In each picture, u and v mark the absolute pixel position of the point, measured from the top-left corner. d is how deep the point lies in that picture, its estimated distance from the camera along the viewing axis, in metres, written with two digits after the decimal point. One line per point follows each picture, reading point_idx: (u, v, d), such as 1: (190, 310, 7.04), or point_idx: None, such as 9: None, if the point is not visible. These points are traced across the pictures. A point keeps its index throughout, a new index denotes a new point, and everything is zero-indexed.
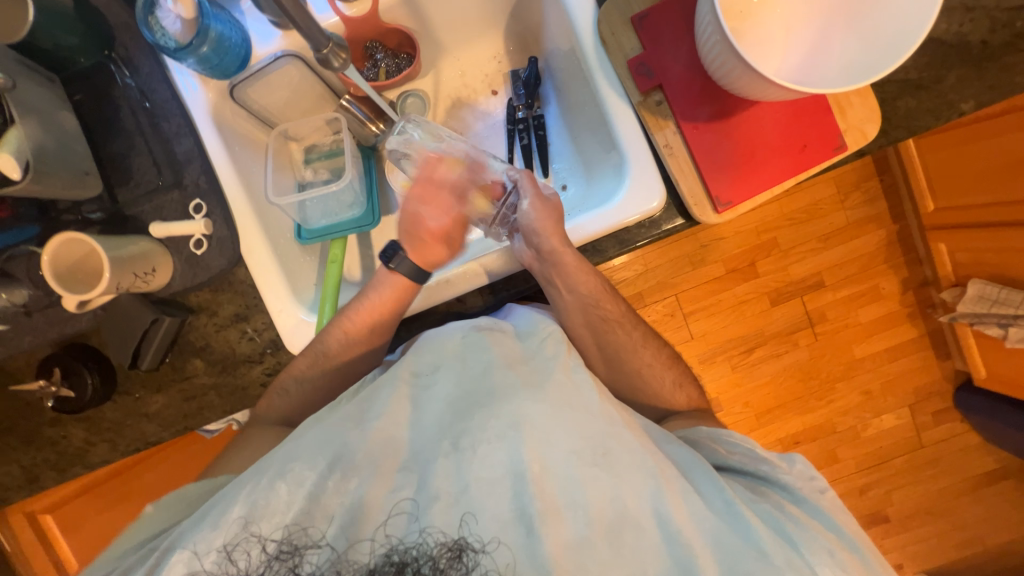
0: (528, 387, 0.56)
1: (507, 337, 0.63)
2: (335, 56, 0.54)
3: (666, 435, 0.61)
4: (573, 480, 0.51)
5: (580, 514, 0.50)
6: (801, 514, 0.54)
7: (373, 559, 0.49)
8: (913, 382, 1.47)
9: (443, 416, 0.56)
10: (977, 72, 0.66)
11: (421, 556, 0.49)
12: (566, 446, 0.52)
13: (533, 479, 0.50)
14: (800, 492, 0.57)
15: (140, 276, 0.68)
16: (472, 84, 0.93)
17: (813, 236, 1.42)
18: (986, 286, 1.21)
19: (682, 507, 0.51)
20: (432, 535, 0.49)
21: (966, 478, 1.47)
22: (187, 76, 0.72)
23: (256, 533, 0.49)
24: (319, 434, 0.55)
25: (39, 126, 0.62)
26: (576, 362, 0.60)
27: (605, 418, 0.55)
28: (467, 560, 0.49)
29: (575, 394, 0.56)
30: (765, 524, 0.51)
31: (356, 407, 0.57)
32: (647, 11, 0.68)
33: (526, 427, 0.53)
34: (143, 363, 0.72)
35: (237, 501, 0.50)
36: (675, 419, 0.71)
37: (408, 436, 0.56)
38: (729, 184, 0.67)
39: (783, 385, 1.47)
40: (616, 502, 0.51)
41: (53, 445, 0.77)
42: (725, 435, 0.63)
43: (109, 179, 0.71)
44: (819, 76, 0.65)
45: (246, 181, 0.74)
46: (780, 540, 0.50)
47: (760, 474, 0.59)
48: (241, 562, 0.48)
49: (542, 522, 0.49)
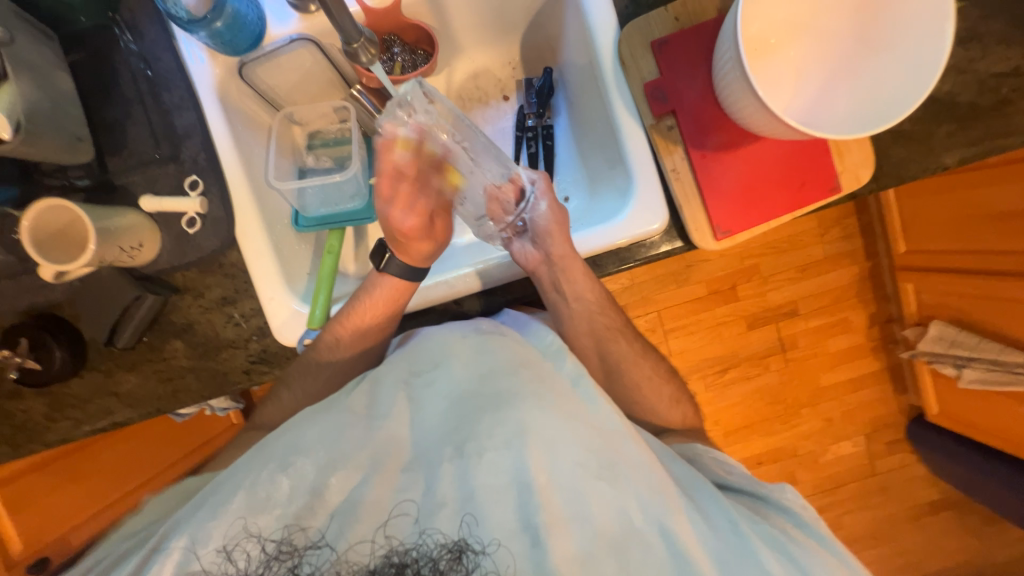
0: (535, 395, 0.55)
1: (512, 339, 0.63)
2: (363, 51, 0.55)
3: (667, 452, 0.63)
4: (580, 492, 0.51)
5: (586, 526, 0.50)
6: (803, 536, 0.55)
7: (373, 561, 0.47)
8: (871, 412, 1.55)
9: (447, 417, 0.57)
10: (963, 130, 0.70)
11: (421, 558, 0.48)
12: (571, 457, 0.52)
13: (538, 489, 0.50)
14: (801, 516, 0.58)
15: (126, 251, 0.65)
16: (483, 87, 0.92)
17: (791, 266, 1.47)
18: (946, 327, 1.29)
19: (689, 527, 0.51)
20: (432, 536, 0.49)
21: (914, 507, 1.55)
22: (194, 47, 0.69)
23: (255, 532, 0.47)
24: (322, 429, 0.55)
25: (34, 84, 0.58)
26: (578, 371, 0.60)
27: (610, 431, 0.56)
28: (467, 562, 0.48)
29: (579, 405, 0.56)
30: (768, 545, 0.53)
31: (360, 400, 0.59)
32: (667, 37, 0.69)
33: (533, 437, 0.52)
34: (119, 341, 0.69)
35: (237, 492, 0.49)
36: (671, 437, 0.74)
37: (411, 436, 0.57)
38: (731, 213, 0.70)
39: (755, 406, 1.52)
40: (621, 514, 0.51)
41: (9, 419, 0.73)
42: (722, 456, 0.67)
43: (100, 146, 0.68)
44: (822, 121, 0.68)
45: (247, 160, 0.72)
46: (784, 561, 0.51)
47: (759, 495, 0.61)
48: (240, 562, 0.46)
49: (547, 533, 0.49)
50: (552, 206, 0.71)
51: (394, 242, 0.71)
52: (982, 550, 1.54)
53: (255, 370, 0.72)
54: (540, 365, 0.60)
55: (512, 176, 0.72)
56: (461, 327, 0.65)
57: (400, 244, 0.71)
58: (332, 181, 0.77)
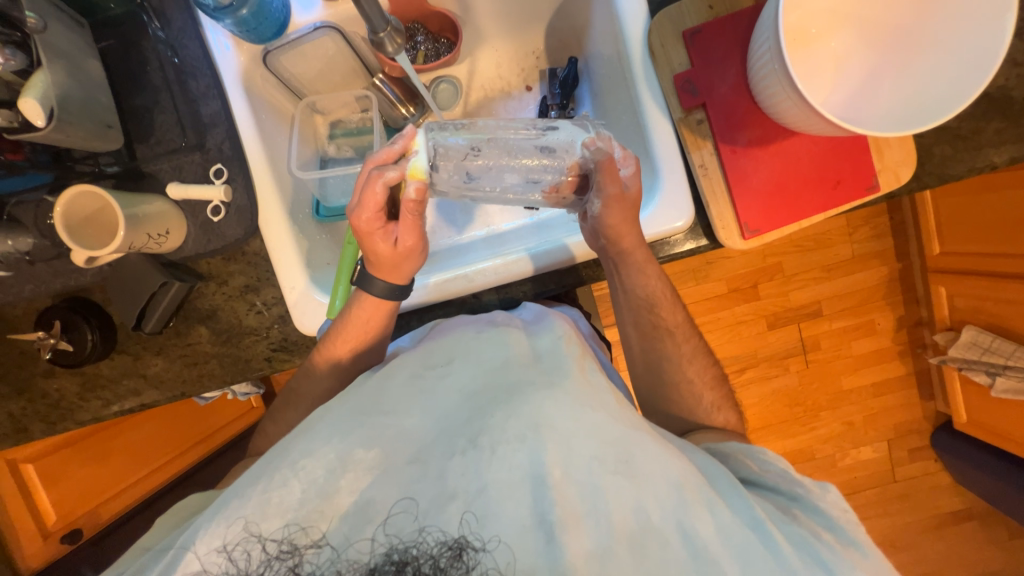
0: (546, 386, 0.54)
1: (521, 333, 0.63)
2: (390, 41, 0.54)
3: (689, 446, 0.59)
4: (596, 488, 0.49)
5: (602, 524, 0.47)
6: (837, 543, 0.52)
7: (373, 559, 0.46)
8: (895, 418, 1.50)
9: (459, 406, 0.55)
10: (1014, 127, 0.66)
11: (421, 556, 0.46)
12: (586, 450, 0.50)
13: (552, 484, 0.48)
14: (836, 519, 0.54)
15: (154, 237, 0.66)
16: (507, 77, 0.91)
17: (817, 265, 1.43)
18: (979, 334, 1.24)
19: (708, 520, 0.48)
20: (432, 534, 0.47)
21: (934, 516, 1.51)
22: (220, 35, 0.69)
23: (256, 532, 0.47)
24: (334, 426, 0.53)
25: (66, 71, 0.59)
26: (590, 365, 0.60)
27: (626, 423, 0.53)
28: (467, 559, 0.46)
29: (595, 394, 0.55)
30: (791, 543, 0.50)
31: (371, 397, 0.56)
32: (700, 27, 0.67)
33: (546, 429, 0.51)
34: (146, 326, 0.71)
35: (249, 497, 0.48)
36: (703, 432, 0.69)
37: (422, 424, 0.54)
38: (760, 211, 0.67)
39: (772, 407, 1.49)
40: (639, 512, 0.48)
41: (44, 398, 0.75)
42: (759, 452, 0.62)
43: (129, 133, 0.69)
44: (863, 116, 0.64)
45: (270, 150, 0.72)
46: (808, 559, 0.49)
47: (793, 495, 0.57)
48: (240, 561, 0.46)
49: (561, 530, 0.47)
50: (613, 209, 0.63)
51: (377, 267, 0.65)
52: (1005, 563, 1.49)
53: (276, 358, 0.74)
54: (554, 357, 0.59)
55: (566, 168, 0.63)
56: (473, 325, 0.65)
57: (388, 270, 0.65)
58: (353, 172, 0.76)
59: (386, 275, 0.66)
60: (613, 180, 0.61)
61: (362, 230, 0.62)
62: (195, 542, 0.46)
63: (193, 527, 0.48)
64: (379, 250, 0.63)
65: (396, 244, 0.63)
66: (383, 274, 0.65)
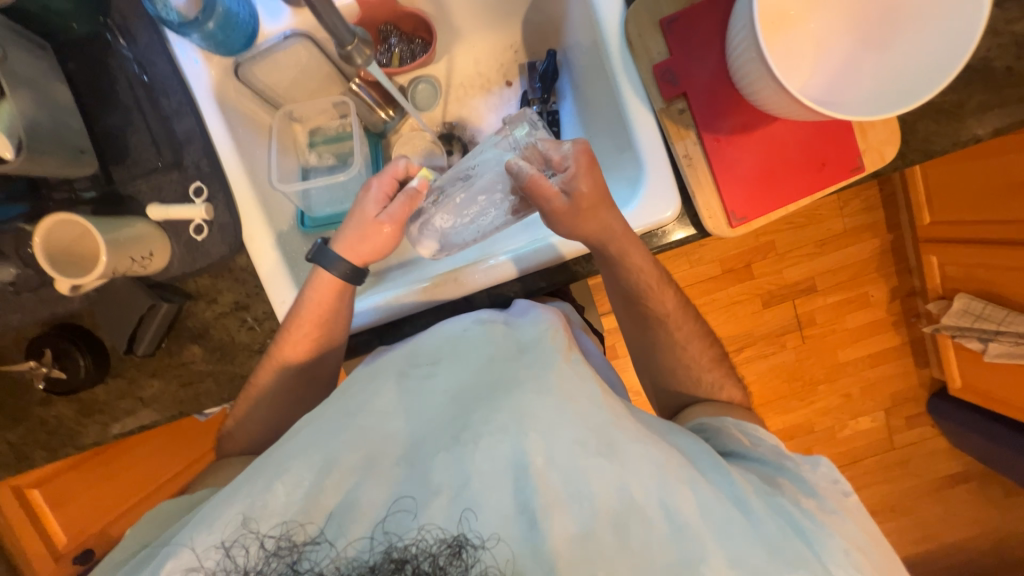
0: (532, 378, 0.52)
1: (504, 328, 0.61)
2: (359, 53, 0.53)
3: (673, 426, 0.58)
4: (577, 473, 0.46)
5: (585, 507, 0.45)
6: (817, 511, 0.51)
7: (373, 557, 0.44)
8: (891, 388, 1.52)
9: (444, 409, 0.53)
10: (997, 98, 0.66)
11: (421, 553, 0.44)
12: (569, 435, 0.48)
13: (535, 472, 0.46)
14: (819, 489, 0.54)
15: (137, 260, 0.65)
16: (485, 73, 0.89)
17: (808, 242, 1.43)
18: (971, 301, 1.25)
19: (688, 496, 0.46)
20: (431, 531, 0.44)
21: (933, 480, 1.54)
22: (190, 51, 0.68)
23: (254, 528, 0.45)
24: (321, 433, 0.50)
25: (31, 98, 0.58)
26: (575, 356, 0.56)
27: (609, 410, 0.51)
28: (467, 558, 0.43)
29: (578, 384, 0.52)
30: (771, 513, 0.49)
31: (353, 397, 0.54)
32: (677, 15, 0.66)
33: (529, 419, 0.48)
34: (139, 349, 0.70)
35: (242, 495, 0.47)
36: (702, 407, 0.71)
37: (406, 430, 0.52)
38: (746, 199, 0.67)
39: (771, 384, 1.51)
40: (621, 494, 0.46)
41: (43, 425, 0.75)
42: (752, 428, 0.63)
43: (104, 156, 0.68)
44: (843, 97, 0.64)
45: (249, 163, 0.71)
46: (789, 531, 0.48)
47: (780, 467, 0.57)
48: (239, 559, 0.44)
49: (545, 516, 0.44)
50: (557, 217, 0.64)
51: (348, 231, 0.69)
52: (1003, 522, 1.53)
53: None
54: (534, 349, 0.56)
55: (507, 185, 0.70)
56: (461, 320, 0.64)
57: (359, 237, 0.69)
58: (336, 181, 0.77)
59: (348, 249, 0.70)
60: (545, 196, 0.64)
61: (368, 187, 0.69)
62: (193, 539, 0.45)
63: (189, 527, 0.47)
64: (367, 211, 0.69)
65: (381, 218, 0.68)
66: (347, 237, 0.69)
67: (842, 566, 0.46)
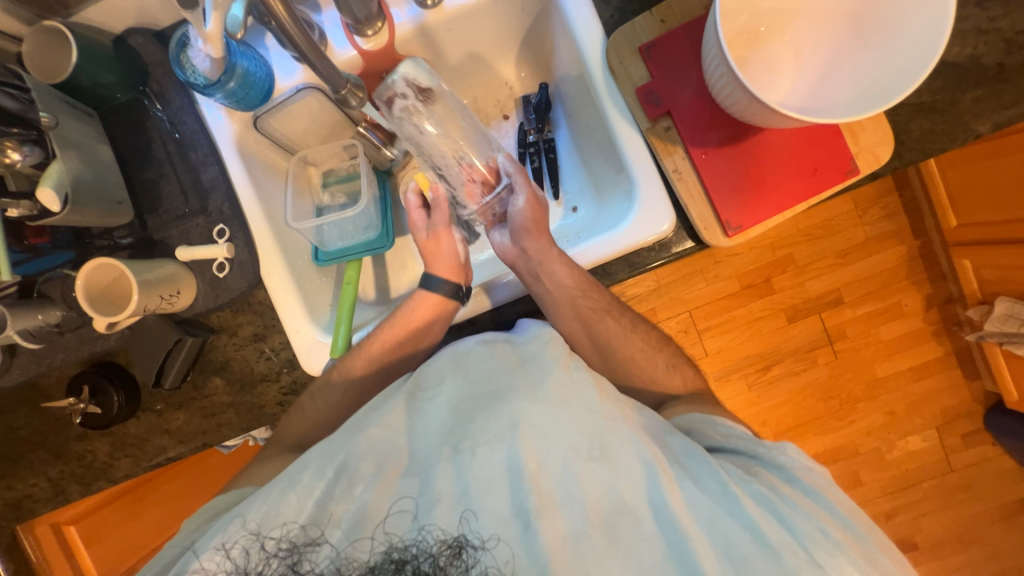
0: (527, 387, 0.54)
1: (507, 346, 0.61)
2: (352, 96, 0.64)
3: (665, 426, 0.59)
4: (570, 475, 0.50)
5: (577, 507, 0.49)
6: (794, 494, 0.53)
7: (373, 557, 0.48)
8: (940, 403, 1.42)
9: (445, 421, 0.54)
10: (992, 93, 0.65)
11: (421, 554, 0.48)
12: (563, 442, 0.51)
13: (529, 476, 0.49)
14: (796, 473, 0.56)
15: (166, 298, 0.70)
16: (484, 109, 0.95)
17: (829, 253, 1.39)
18: (1014, 305, 1.18)
19: (678, 495, 0.50)
20: (432, 532, 0.49)
21: (1002, 505, 1.40)
22: (214, 109, 0.76)
23: (254, 530, 0.49)
24: (328, 443, 0.54)
25: (78, 159, 0.66)
26: (576, 361, 0.57)
27: (605, 415, 0.53)
28: (466, 558, 0.48)
29: (574, 391, 0.54)
30: (756, 504, 0.50)
31: (360, 414, 0.57)
32: (654, 41, 0.69)
33: (524, 427, 0.51)
34: (165, 382, 0.75)
35: (255, 500, 0.52)
36: (675, 406, 0.69)
37: (410, 443, 0.54)
38: (740, 208, 0.67)
39: (804, 404, 1.43)
40: (612, 494, 0.50)
41: (79, 459, 0.80)
42: (718, 421, 0.64)
43: (139, 206, 0.75)
44: (826, 104, 0.65)
45: (266, 205, 0.78)
46: (771, 516, 0.49)
47: (754, 454, 0.59)
48: (238, 558, 0.49)
49: (539, 517, 0.48)
50: (528, 199, 0.71)
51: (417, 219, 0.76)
52: None
53: (287, 401, 0.77)
54: (535, 361, 0.57)
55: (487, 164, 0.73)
56: (471, 339, 0.64)
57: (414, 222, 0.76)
58: (346, 217, 0.81)
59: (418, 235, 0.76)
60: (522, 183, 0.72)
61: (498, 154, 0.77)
62: (201, 548, 0.50)
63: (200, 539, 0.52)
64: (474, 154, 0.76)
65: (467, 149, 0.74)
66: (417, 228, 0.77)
67: (825, 549, 0.48)
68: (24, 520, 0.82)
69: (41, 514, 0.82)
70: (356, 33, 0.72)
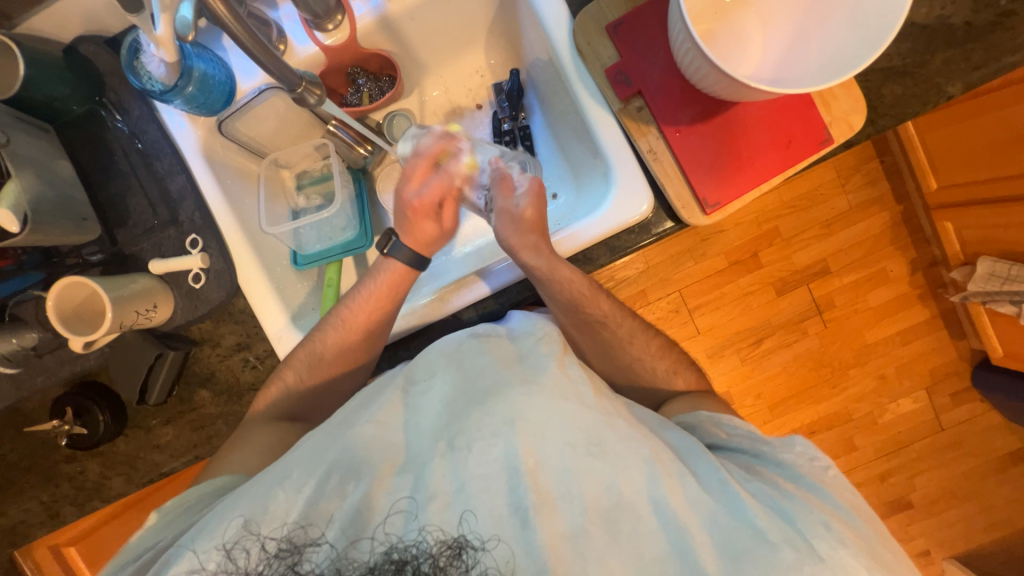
0: (523, 383, 0.54)
1: (505, 339, 0.62)
2: (309, 93, 0.62)
3: (661, 421, 0.61)
4: (568, 472, 0.50)
5: (575, 504, 0.49)
6: (797, 490, 0.54)
7: (373, 558, 0.47)
8: (929, 364, 1.44)
9: (441, 416, 0.54)
10: (962, 54, 0.65)
11: (420, 555, 0.47)
12: (560, 439, 0.51)
13: (527, 472, 0.49)
14: (800, 471, 0.56)
15: (143, 313, 0.69)
16: (456, 99, 0.93)
17: (814, 224, 1.40)
18: (996, 263, 1.19)
19: (679, 493, 0.50)
20: (431, 533, 0.48)
21: (992, 460, 1.44)
22: (176, 115, 0.73)
23: (256, 531, 0.49)
24: (320, 442, 0.54)
25: (36, 177, 0.64)
26: (570, 358, 0.58)
27: (601, 411, 0.54)
28: (466, 558, 0.47)
29: (571, 386, 0.54)
30: (761, 505, 0.51)
31: (353, 410, 0.57)
32: (621, 18, 0.68)
33: (521, 423, 0.51)
34: (150, 398, 0.73)
35: (245, 498, 0.51)
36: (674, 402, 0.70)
37: (406, 439, 0.54)
38: (717, 185, 0.67)
39: (797, 374, 1.45)
40: (610, 490, 0.50)
41: (71, 480, 0.79)
42: (724, 418, 0.64)
43: (108, 221, 0.74)
44: (795, 75, 0.65)
45: (238, 212, 0.76)
46: (773, 515, 0.50)
47: (757, 452, 0.59)
48: (240, 560, 0.48)
49: (537, 514, 0.48)
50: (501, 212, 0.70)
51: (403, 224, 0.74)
52: None
53: None
54: (530, 358, 0.58)
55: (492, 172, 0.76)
56: (459, 333, 0.64)
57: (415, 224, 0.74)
58: (323, 217, 0.81)
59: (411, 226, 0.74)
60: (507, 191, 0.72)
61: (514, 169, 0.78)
62: (195, 542, 0.49)
63: (192, 531, 0.51)
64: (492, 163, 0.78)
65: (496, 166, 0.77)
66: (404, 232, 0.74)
67: (826, 542, 0.48)
68: (21, 544, 0.82)
69: (38, 537, 0.81)
70: (316, 28, 0.72)
